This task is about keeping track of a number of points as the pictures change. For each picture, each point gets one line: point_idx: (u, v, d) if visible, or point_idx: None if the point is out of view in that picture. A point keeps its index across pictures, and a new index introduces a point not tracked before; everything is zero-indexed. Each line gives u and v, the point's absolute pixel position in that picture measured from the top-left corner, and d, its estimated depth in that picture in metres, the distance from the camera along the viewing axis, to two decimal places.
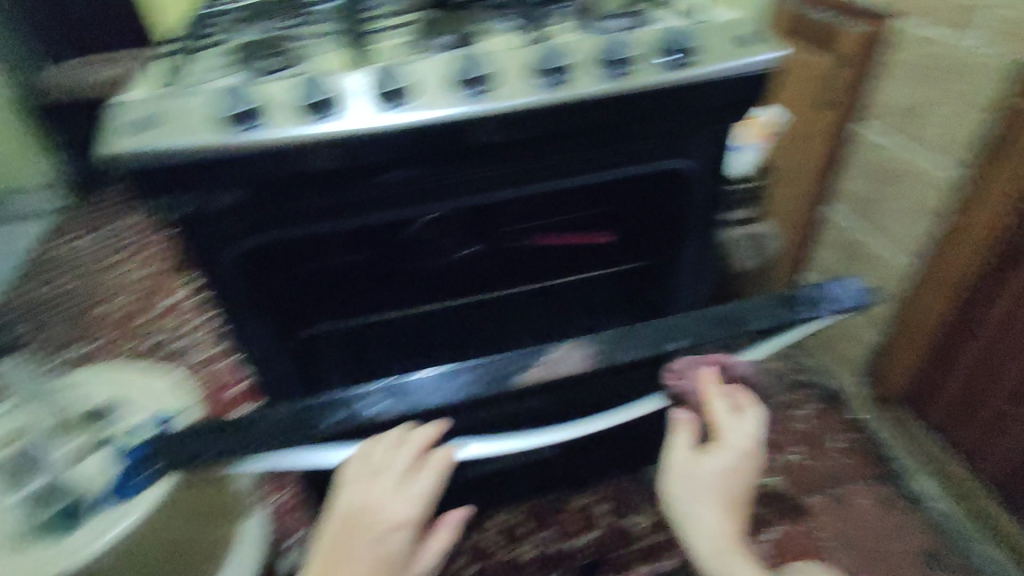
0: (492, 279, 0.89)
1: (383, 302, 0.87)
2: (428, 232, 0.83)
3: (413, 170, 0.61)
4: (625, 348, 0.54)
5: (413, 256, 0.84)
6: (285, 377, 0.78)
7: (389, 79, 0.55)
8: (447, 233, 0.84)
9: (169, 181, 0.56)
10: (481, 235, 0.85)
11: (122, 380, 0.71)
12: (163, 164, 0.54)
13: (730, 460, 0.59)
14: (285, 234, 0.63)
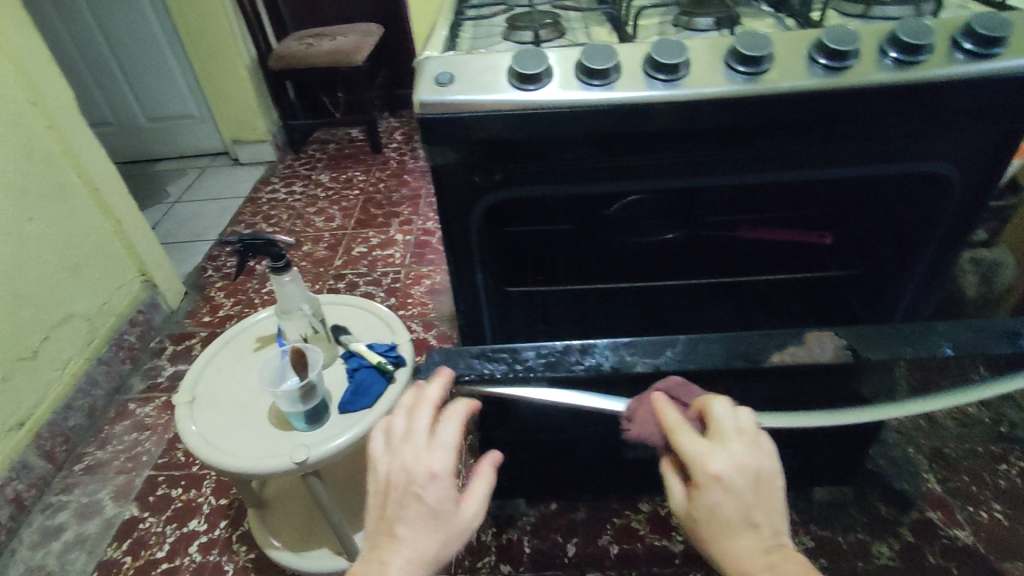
0: (688, 266, 0.90)
1: (578, 273, 0.92)
2: (632, 213, 0.84)
3: (659, 145, 0.63)
4: (878, 347, 0.51)
5: (617, 233, 0.87)
6: (486, 326, 0.84)
7: (668, 54, 0.58)
8: (650, 216, 0.85)
9: (446, 136, 0.61)
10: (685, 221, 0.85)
11: (357, 314, 0.85)
12: (450, 117, 0.60)
13: (723, 489, 0.42)
14: (524, 193, 0.68)
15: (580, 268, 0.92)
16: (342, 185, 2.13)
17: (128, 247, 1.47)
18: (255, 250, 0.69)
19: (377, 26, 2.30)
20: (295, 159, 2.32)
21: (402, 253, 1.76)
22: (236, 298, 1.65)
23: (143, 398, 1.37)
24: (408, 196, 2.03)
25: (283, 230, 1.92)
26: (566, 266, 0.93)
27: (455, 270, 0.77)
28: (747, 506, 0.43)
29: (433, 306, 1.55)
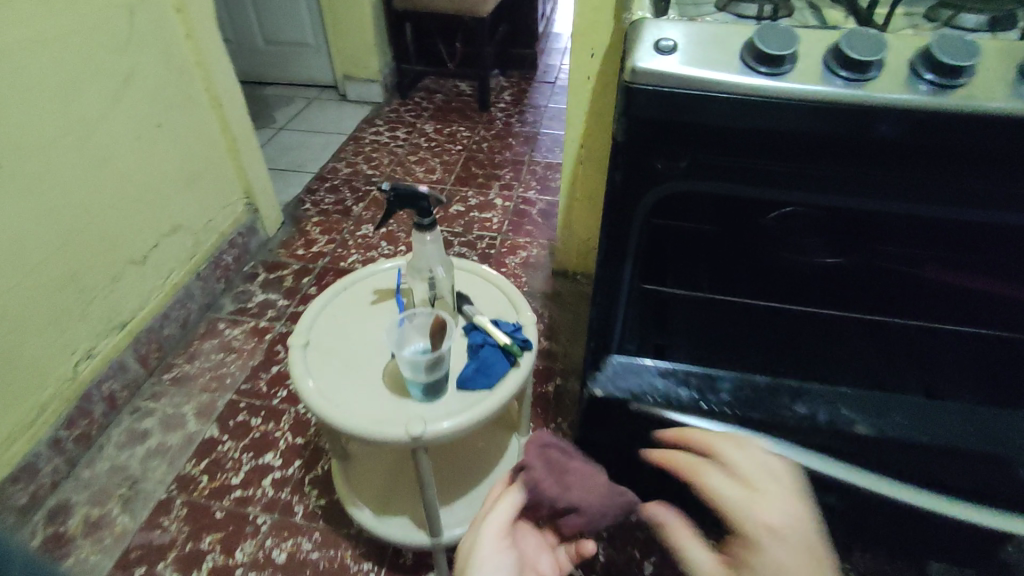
0: (846, 299, 0.78)
1: (712, 279, 0.83)
2: (790, 228, 0.78)
3: (894, 157, 0.51)
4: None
5: (769, 244, 0.80)
6: (617, 323, 0.76)
7: (952, 53, 0.47)
8: (811, 233, 0.78)
9: (651, 114, 0.53)
10: (851, 247, 0.77)
11: (483, 288, 0.78)
12: (665, 93, 0.51)
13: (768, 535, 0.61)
14: (711, 188, 0.59)
15: (715, 274, 0.83)
16: (445, 138, 2.08)
17: (238, 168, 1.46)
18: (404, 203, 0.63)
19: None
20: (401, 104, 2.29)
21: (499, 218, 1.70)
22: (330, 236, 1.64)
23: (232, 320, 1.38)
24: (510, 160, 1.96)
25: (382, 174, 1.89)
26: (706, 276, 0.83)
27: (602, 262, 0.70)
28: (803, 556, 0.59)
29: (526, 279, 1.49)
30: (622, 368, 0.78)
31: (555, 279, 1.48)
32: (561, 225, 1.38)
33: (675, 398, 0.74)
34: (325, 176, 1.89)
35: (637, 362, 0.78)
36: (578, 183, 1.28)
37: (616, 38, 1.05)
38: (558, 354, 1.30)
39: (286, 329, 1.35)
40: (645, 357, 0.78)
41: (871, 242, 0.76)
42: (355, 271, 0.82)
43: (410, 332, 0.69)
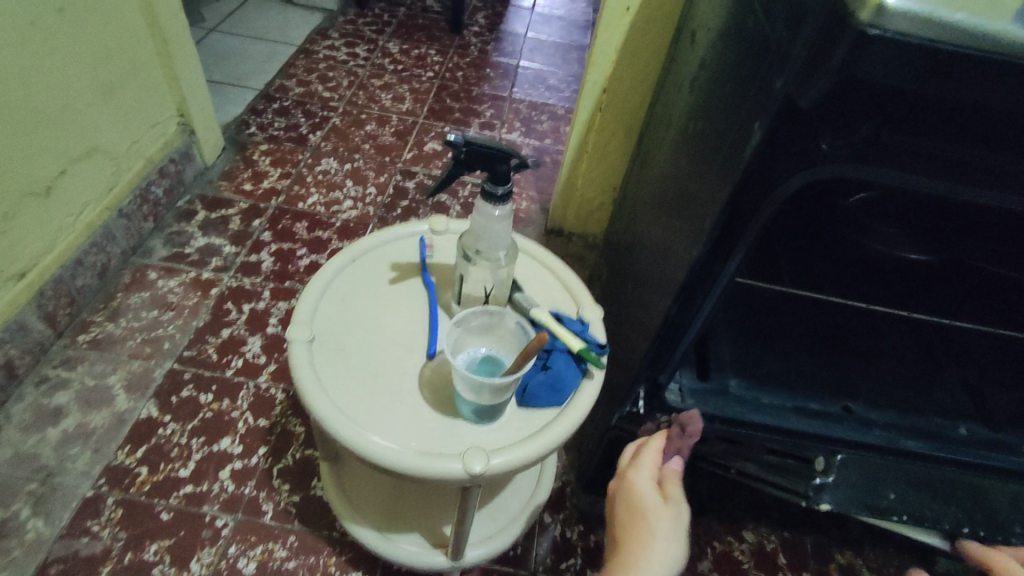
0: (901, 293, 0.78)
1: (775, 269, 0.77)
2: (870, 212, 0.73)
3: None
4: None
5: (848, 230, 0.74)
6: (699, 317, 0.63)
7: None
8: (891, 222, 0.74)
9: (871, 64, 0.39)
10: (929, 242, 0.74)
11: (532, 270, 0.64)
12: (903, 40, 0.38)
13: None
14: (869, 173, 0.46)
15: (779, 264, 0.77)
16: (414, 62, 1.81)
17: (171, 79, 1.17)
18: (478, 156, 0.47)
19: None
20: (359, 16, 1.97)
21: None
22: (284, 170, 1.38)
23: (166, 268, 1.14)
24: (489, 94, 1.74)
25: (342, 99, 1.62)
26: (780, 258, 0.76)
27: (706, 250, 0.57)
28: None
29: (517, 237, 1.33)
30: (852, 479, 0.75)
31: (549, 239, 1.33)
32: (564, 178, 1.21)
33: (913, 513, 0.74)
34: (273, 95, 1.59)
35: (867, 464, 0.76)
36: (594, 134, 1.11)
37: None
38: None
39: (236, 283, 1.13)
40: (869, 467, 0.76)
41: (953, 236, 0.74)
42: (361, 238, 0.64)
43: (462, 335, 0.53)
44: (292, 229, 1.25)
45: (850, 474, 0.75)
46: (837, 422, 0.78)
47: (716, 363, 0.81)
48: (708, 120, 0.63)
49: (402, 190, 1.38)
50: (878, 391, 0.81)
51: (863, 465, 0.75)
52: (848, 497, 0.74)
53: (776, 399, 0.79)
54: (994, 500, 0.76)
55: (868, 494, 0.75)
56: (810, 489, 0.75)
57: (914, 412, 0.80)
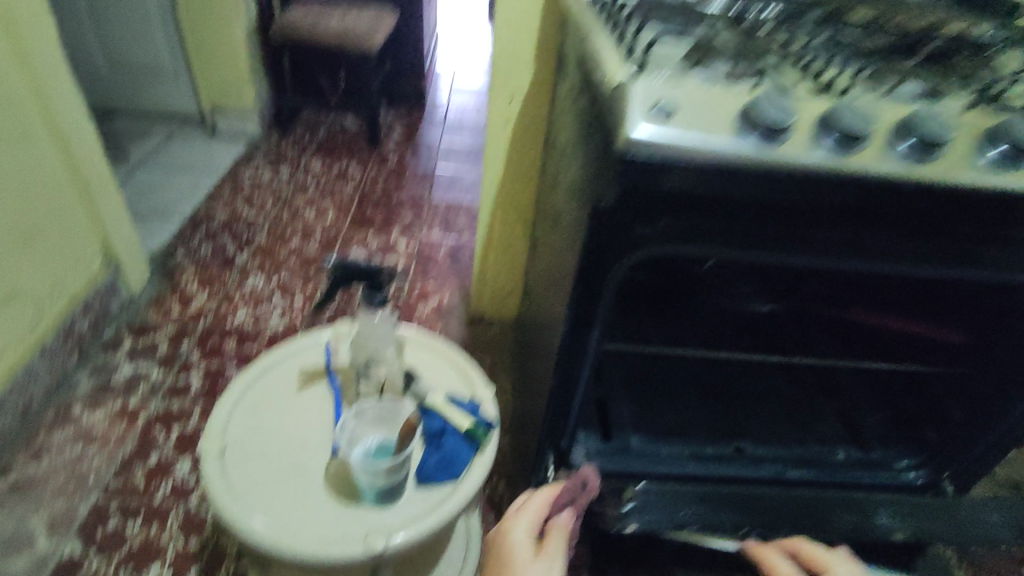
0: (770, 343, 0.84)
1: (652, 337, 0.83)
2: (722, 276, 0.82)
3: (840, 226, 0.55)
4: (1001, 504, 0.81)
5: (705, 294, 0.82)
6: (580, 385, 0.71)
7: (921, 126, 0.49)
8: (743, 282, 0.82)
9: (644, 180, 0.49)
10: (779, 294, 0.82)
11: (429, 360, 0.72)
12: (663, 159, 0.47)
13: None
14: (673, 250, 0.56)
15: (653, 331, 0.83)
16: (335, 177, 1.94)
17: (94, 219, 1.24)
18: (355, 273, 0.55)
19: (392, 11, 2.13)
20: (281, 140, 2.11)
21: (405, 262, 1.61)
22: (211, 290, 1.44)
23: (90, 401, 1.15)
24: (408, 198, 1.87)
25: (267, 217, 1.72)
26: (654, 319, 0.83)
27: (571, 327, 0.65)
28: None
29: (441, 328, 1.41)
30: (653, 504, 0.78)
31: (471, 326, 1.42)
32: (477, 269, 1.32)
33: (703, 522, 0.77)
34: (199, 220, 1.67)
35: (665, 489, 0.79)
36: (496, 228, 1.23)
37: (534, 83, 1.03)
38: None
39: (164, 406, 1.15)
40: (670, 491, 0.79)
41: (797, 287, 0.82)
42: (267, 352, 0.71)
43: (357, 427, 0.59)
44: (220, 346, 1.30)
45: (649, 499, 0.78)
46: (729, 462, 0.87)
47: (617, 423, 0.89)
48: (563, 215, 0.75)
49: (328, 296, 1.46)
50: (766, 430, 0.91)
51: (659, 489, 0.79)
52: (652, 518, 0.76)
53: (673, 448, 0.88)
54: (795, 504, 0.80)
55: (661, 511, 0.77)
56: (617, 517, 0.76)
57: (798, 444, 0.90)
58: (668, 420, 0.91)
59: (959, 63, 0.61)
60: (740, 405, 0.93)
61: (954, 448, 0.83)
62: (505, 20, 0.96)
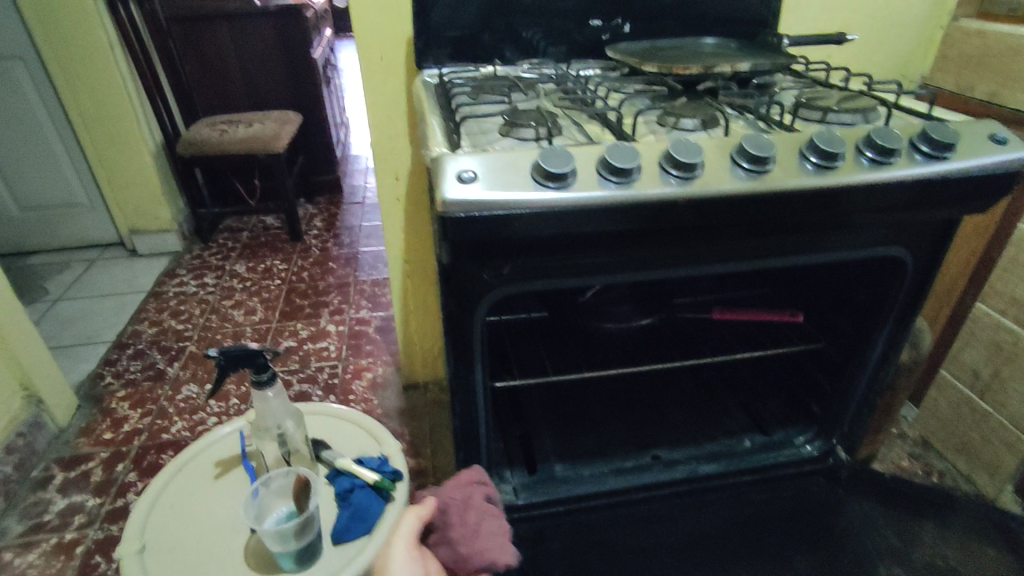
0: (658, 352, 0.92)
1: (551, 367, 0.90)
2: (603, 299, 0.89)
3: (656, 241, 0.64)
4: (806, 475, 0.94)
5: (588, 319, 0.87)
6: (481, 422, 0.78)
7: (685, 152, 0.58)
8: (620, 303, 0.88)
9: (468, 236, 0.57)
10: (653, 308, 0.89)
11: (338, 427, 0.77)
12: (477, 218, 0.56)
13: None
14: (521, 287, 0.65)
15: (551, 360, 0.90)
16: (261, 275, 1.99)
17: (11, 360, 1.25)
18: (237, 360, 0.60)
19: (294, 113, 2.25)
20: (203, 249, 2.16)
21: (337, 344, 1.66)
22: (143, 408, 1.44)
23: (23, 544, 1.12)
24: (335, 283, 1.94)
25: (195, 326, 1.74)
26: (545, 353, 0.91)
27: (454, 371, 0.72)
28: None
29: (378, 401, 1.46)
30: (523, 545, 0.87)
31: (407, 393, 1.46)
32: (401, 338, 1.39)
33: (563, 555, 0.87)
34: (125, 341, 1.69)
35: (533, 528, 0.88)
36: (410, 296, 1.31)
37: (414, 161, 1.13)
38: (427, 469, 1.27)
39: (103, 533, 1.14)
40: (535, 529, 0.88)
41: (666, 298, 0.90)
42: (182, 450, 0.74)
43: (269, 497, 0.65)
44: (157, 461, 1.30)
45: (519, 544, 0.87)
46: (647, 471, 0.93)
47: (539, 456, 0.94)
48: None
49: None
50: (674, 435, 0.99)
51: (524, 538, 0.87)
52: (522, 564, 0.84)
53: (594, 467, 0.93)
54: (644, 519, 0.92)
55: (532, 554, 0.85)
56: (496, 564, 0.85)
57: (708, 441, 0.97)
58: (587, 444, 0.97)
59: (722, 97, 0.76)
60: (650, 415, 1.00)
61: (836, 413, 0.92)
62: (375, 112, 1.07)
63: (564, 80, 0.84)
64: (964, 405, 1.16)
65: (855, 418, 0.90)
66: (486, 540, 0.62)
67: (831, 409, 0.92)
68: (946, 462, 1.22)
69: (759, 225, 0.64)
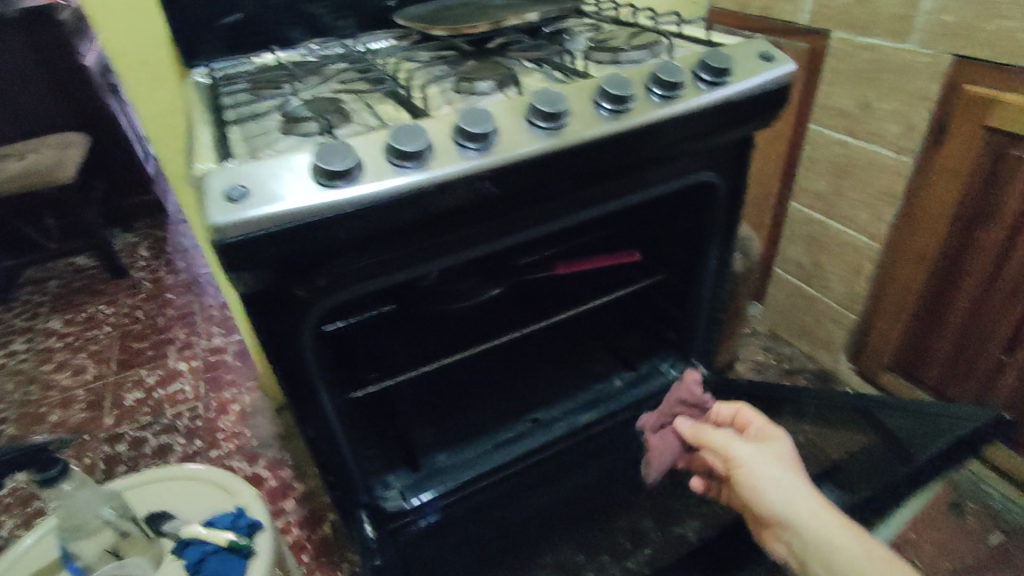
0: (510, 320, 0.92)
1: (398, 363, 0.86)
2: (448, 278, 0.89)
3: (472, 221, 0.62)
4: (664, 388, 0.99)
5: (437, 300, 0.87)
6: (343, 443, 0.74)
7: (474, 123, 0.54)
8: (464, 277, 0.88)
9: (245, 260, 0.50)
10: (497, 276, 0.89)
11: (186, 492, 0.70)
12: (252, 241, 0.48)
13: (777, 453, 0.62)
14: (341, 298, 0.60)
15: (399, 359, 0.87)
16: (84, 326, 1.74)
17: None
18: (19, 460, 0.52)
19: (79, 135, 1.95)
20: (4, 311, 1.84)
21: (191, 383, 1.49)
22: None
23: None
24: (175, 316, 1.74)
25: (11, 403, 1.49)
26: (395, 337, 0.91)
27: (292, 399, 0.67)
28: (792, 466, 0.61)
29: (250, 433, 1.33)
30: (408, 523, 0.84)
31: (281, 416, 1.36)
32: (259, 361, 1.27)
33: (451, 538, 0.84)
34: None
35: (430, 518, 0.85)
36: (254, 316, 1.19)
37: None
38: (317, 490, 1.19)
39: None
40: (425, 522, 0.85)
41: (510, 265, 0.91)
42: None
43: None
44: None
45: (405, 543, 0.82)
46: (530, 435, 0.94)
47: (421, 449, 0.93)
48: None
49: (114, 457, 1.31)
50: (550, 393, 1.00)
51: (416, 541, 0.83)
52: None
53: (476, 448, 0.93)
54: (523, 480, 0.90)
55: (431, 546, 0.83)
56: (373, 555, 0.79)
57: (580, 390, 1.00)
58: (463, 425, 0.97)
59: (515, 52, 0.74)
60: (524, 381, 1.03)
61: (689, 328, 0.97)
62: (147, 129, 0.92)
63: (353, 58, 0.77)
64: (795, 294, 1.33)
65: (703, 330, 0.96)
66: (659, 455, 0.78)
67: (685, 326, 0.96)
68: (792, 347, 1.40)
69: (556, 186, 0.64)
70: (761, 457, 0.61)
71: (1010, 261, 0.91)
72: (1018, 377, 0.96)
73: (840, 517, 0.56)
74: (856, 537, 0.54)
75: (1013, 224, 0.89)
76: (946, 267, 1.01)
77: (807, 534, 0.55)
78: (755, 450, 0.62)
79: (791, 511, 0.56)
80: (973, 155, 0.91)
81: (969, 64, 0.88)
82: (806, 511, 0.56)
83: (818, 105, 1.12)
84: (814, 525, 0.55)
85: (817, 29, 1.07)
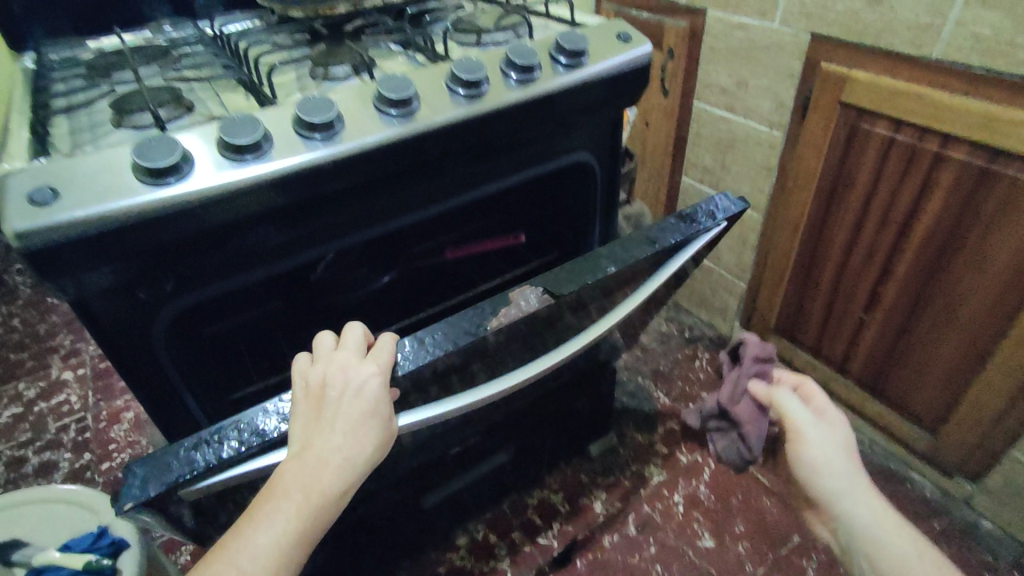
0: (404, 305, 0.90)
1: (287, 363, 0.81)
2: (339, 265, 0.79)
3: (332, 214, 0.60)
4: None
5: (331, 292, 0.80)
6: None
7: (315, 112, 0.53)
8: (359, 264, 0.81)
9: (61, 265, 0.46)
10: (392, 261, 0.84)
11: (45, 513, 0.68)
12: (64, 245, 0.45)
13: (838, 440, 0.62)
14: (192, 299, 0.57)
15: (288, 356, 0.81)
16: None
17: None
18: None
19: None
20: None
21: (78, 394, 1.39)
22: None
23: None
24: (61, 321, 1.61)
25: None
26: (281, 340, 0.81)
27: (152, 407, 0.63)
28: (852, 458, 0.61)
29: (147, 441, 1.26)
30: None
31: None
32: None
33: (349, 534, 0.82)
34: None
35: None
36: None
37: None
38: None
39: None
40: None
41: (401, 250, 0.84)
42: None
43: None
44: None
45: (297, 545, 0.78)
46: None
47: None
48: None
49: None
50: None
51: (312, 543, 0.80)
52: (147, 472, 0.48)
53: None
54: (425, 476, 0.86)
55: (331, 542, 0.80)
56: None
57: None
58: None
59: (378, 35, 0.72)
60: None
61: None
62: None
63: (208, 42, 0.73)
64: (694, 266, 1.38)
65: None
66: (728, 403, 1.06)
67: None
68: (694, 316, 1.46)
69: (419, 173, 0.63)
70: (822, 441, 0.62)
71: (867, 227, 0.98)
72: (878, 332, 1.04)
73: (896, 517, 0.58)
74: (912, 540, 0.56)
75: (867, 192, 0.96)
76: (816, 234, 1.07)
77: (853, 525, 0.57)
78: (821, 434, 0.62)
79: (845, 500, 0.58)
80: (831, 128, 0.96)
81: (823, 42, 0.93)
82: (861, 510, 0.58)
83: (701, 82, 1.15)
84: (862, 523, 0.57)
85: (694, 8, 1.10)
